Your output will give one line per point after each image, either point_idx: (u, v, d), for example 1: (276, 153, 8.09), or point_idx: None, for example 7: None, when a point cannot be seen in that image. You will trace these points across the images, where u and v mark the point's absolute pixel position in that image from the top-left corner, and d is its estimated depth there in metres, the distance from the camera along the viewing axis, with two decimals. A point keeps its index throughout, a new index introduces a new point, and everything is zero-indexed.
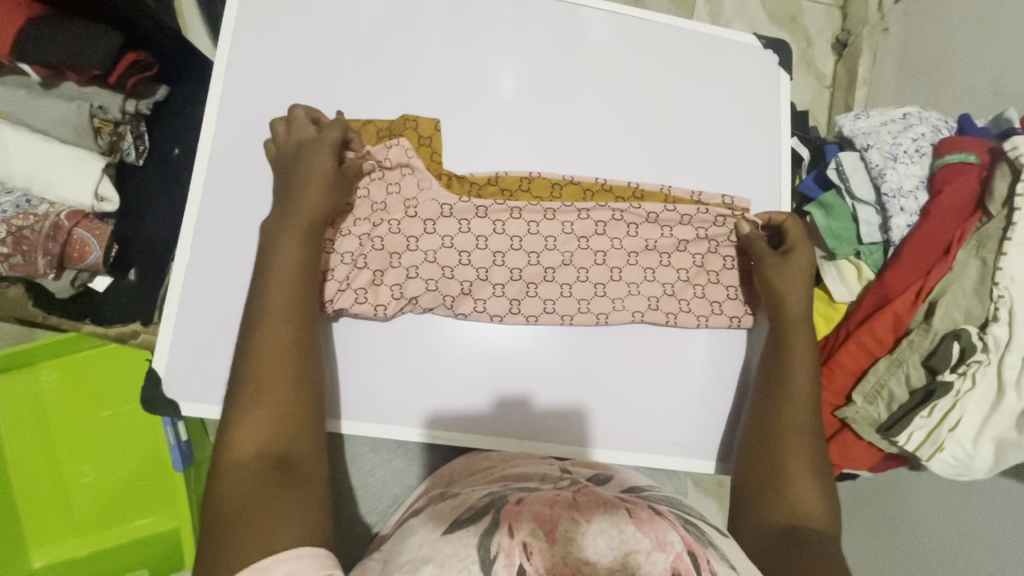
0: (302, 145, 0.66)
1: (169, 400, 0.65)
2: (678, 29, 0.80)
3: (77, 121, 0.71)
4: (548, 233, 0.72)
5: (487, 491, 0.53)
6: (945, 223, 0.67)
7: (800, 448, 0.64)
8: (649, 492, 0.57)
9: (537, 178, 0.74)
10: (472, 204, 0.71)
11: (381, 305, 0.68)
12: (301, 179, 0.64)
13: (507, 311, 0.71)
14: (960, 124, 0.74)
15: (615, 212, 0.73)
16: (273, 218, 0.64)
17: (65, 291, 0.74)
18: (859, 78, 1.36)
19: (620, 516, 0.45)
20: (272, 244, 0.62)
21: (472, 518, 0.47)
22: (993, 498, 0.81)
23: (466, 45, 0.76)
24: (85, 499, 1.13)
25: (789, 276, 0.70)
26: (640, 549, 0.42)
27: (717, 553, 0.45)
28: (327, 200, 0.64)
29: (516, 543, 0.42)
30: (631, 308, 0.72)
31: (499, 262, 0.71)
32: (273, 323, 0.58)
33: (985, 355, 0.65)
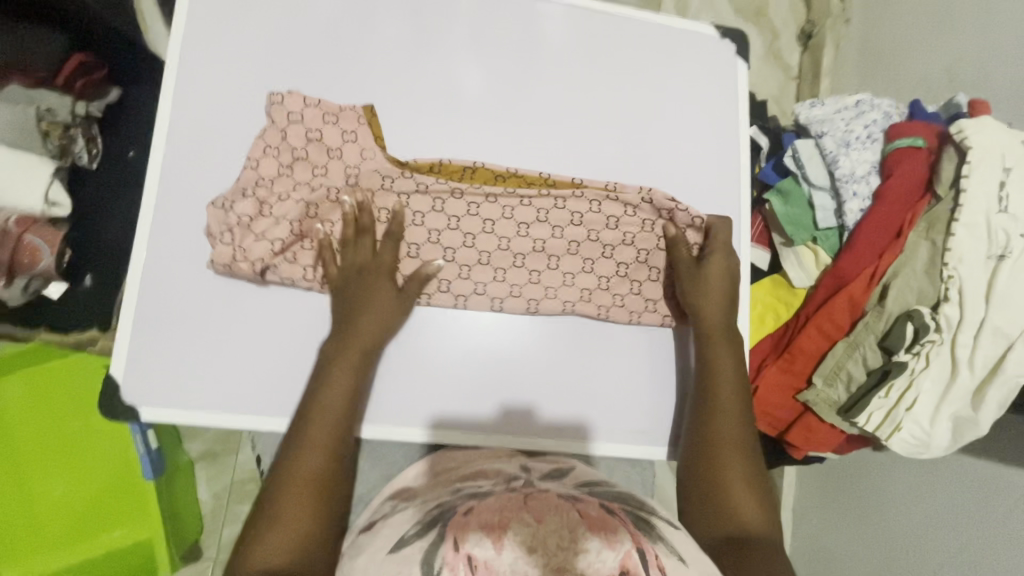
0: (362, 268, 0.68)
1: (127, 405, 0.64)
2: (639, 23, 0.81)
3: (24, 124, 0.68)
4: (487, 216, 0.71)
5: (438, 503, 0.53)
6: (897, 205, 0.68)
7: (734, 461, 0.65)
8: (602, 488, 0.56)
9: (481, 168, 0.73)
10: (412, 180, 0.70)
11: (309, 269, 0.68)
12: (356, 305, 0.67)
13: (434, 290, 0.70)
14: (910, 109, 0.76)
15: (555, 199, 0.72)
16: (329, 345, 0.66)
17: (16, 299, 0.70)
18: (824, 68, 1.38)
19: (571, 517, 0.45)
20: (329, 357, 0.65)
21: (418, 534, 0.47)
22: (954, 476, 0.83)
23: (424, 41, 0.76)
24: (55, 515, 1.09)
25: (702, 286, 0.71)
26: (590, 549, 0.42)
27: (666, 546, 0.46)
28: (384, 320, 0.67)
29: (461, 557, 0.43)
30: (563, 299, 0.72)
31: (433, 240, 0.70)
32: (314, 429, 0.61)
33: (939, 335, 0.66)
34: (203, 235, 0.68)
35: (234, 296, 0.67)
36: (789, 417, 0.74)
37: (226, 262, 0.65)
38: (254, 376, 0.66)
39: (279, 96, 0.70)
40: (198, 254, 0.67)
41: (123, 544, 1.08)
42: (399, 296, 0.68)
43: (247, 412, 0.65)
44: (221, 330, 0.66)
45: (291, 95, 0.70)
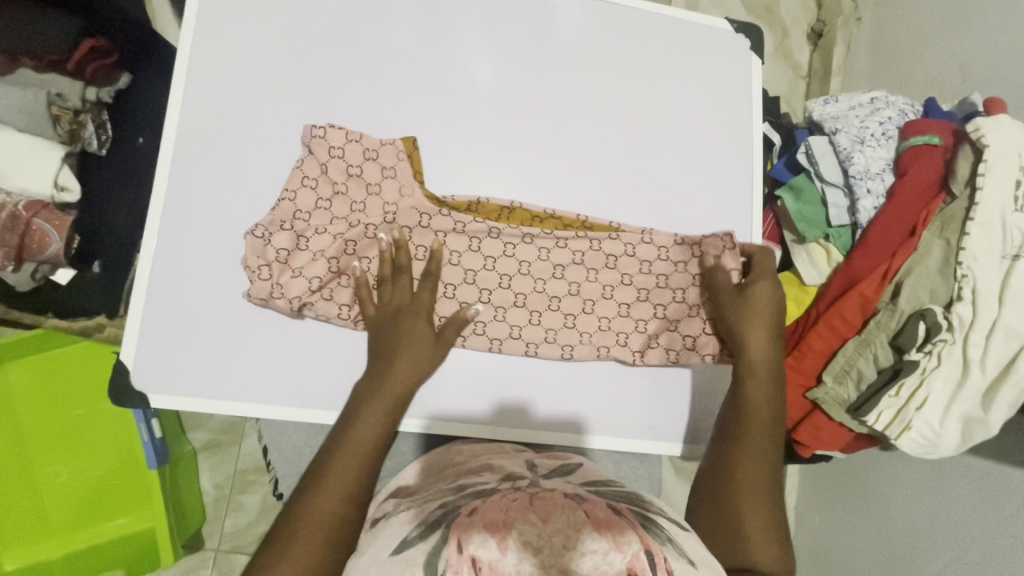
0: (399, 311, 0.66)
1: (137, 391, 0.64)
2: (652, 16, 0.80)
3: (35, 108, 0.68)
4: (523, 258, 0.71)
5: (441, 503, 0.52)
6: (911, 204, 0.68)
7: (759, 500, 0.60)
8: (608, 488, 0.54)
9: (518, 209, 0.73)
10: (451, 219, 0.70)
11: (345, 307, 0.67)
12: (389, 347, 0.65)
13: (470, 333, 0.70)
14: (925, 107, 0.75)
15: (591, 242, 0.72)
16: (363, 385, 0.64)
17: (25, 284, 0.71)
18: (834, 66, 1.37)
19: (577, 516, 0.44)
20: (361, 401, 0.62)
21: (421, 535, 0.47)
22: (959, 478, 0.83)
23: (436, 32, 0.75)
24: (60, 498, 1.11)
25: (753, 319, 0.67)
26: (597, 550, 0.41)
27: (675, 548, 0.45)
28: (419, 366, 0.64)
29: (464, 559, 0.42)
30: (598, 344, 0.72)
31: (469, 281, 0.70)
32: (337, 466, 0.56)
33: (951, 335, 0.66)
34: (214, 222, 0.68)
35: (243, 283, 0.67)
36: (797, 415, 0.74)
37: (262, 296, 0.65)
38: (263, 363, 0.66)
39: (317, 128, 0.68)
40: (209, 241, 0.67)
41: (126, 530, 1.10)
42: (436, 339, 0.66)
43: (255, 400, 0.65)
44: (230, 317, 0.66)
45: (331, 129, 0.68)
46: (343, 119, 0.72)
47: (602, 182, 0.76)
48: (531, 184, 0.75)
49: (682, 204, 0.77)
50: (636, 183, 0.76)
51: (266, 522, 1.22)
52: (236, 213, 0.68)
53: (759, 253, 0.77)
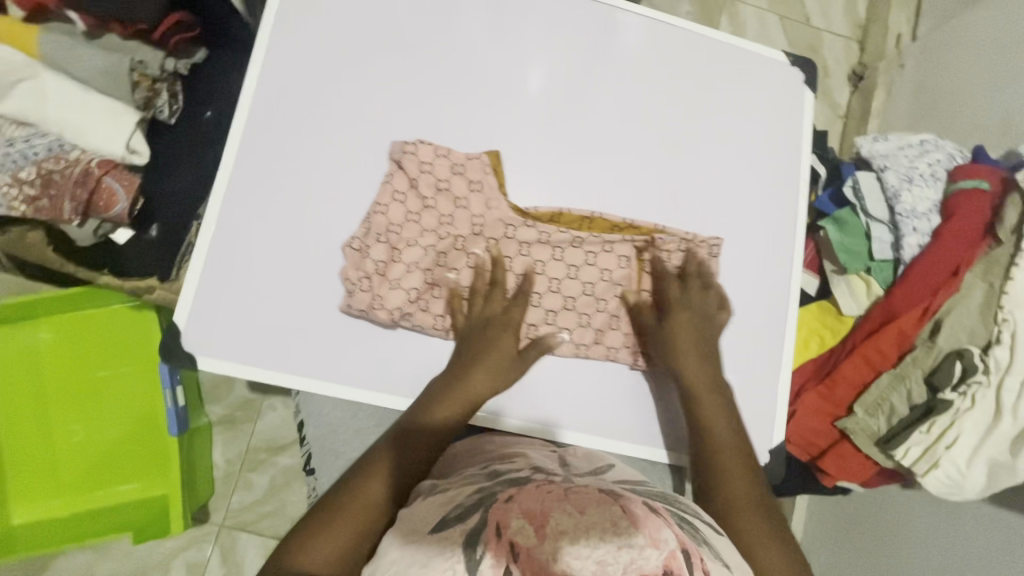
0: (489, 321, 0.68)
1: (186, 352, 0.65)
2: (712, 40, 0.82)
3: (117, 71, 0.72)
4: (605, 266, 0.72)
5: (477, 487, 0.51)
6: (957, 246, 0.69)
7: (751, 520, 0.59)
8: (644, 488, 0.54)
9: (598, 219, 0.74)
10: (535, 229, 0.72)
11: (439, 318, 0.69)
12: (478, 351, 0.67)
13: (558, 340, 0.70)
14: (973, 154, 0.77)
15: (660, 253, 0.73)
16: (437, 382, 0.67)
17: (86, 239, 0.74)
18: (873, 109, 1.39)
19: (614, 512, 0.42)
20: (435, 399, 0.64)
21: (460, 517, 0.46)
22: (974, 524, 0.82)
23: (502, 36, 0.78)
24: (74, 458, 1.12)
25: (682, 348, 0.69)
26: (633, 544, 0.39)
27: (711, 551, 0.45)
28: (493, 379, 0.66)
29: (503, 544, 0.41)
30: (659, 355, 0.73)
31: (553, 289, 0.71)
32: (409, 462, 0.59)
33: (986, 377, 0.67)
34: (276, 196, 0.69)
35: (297, 257, 0.69)
36: (823, 443, 0.75)
37: (363, 307, 0.67)
38: (309, 337, 0.67)
39: (407, 146, 0.71)
40: (270, 213, 0.69)
41: (136, 497, 1.11)
42: (519, 355, 0.68)
43: (300, 371, 0.67)
44: (282, 288, 0.68)
45: (416, 144, 0.71)
46: (407, 110, 0.74)
47: (650, 193, 0.77)
48: (580, 189, 0.76)
49: (727, 222, 0.77)
50: (682, 196, 0.77)
51: (272, 502, 1.22)
52: (297, 188, 0.70)
53: (798, 278, 0.78)
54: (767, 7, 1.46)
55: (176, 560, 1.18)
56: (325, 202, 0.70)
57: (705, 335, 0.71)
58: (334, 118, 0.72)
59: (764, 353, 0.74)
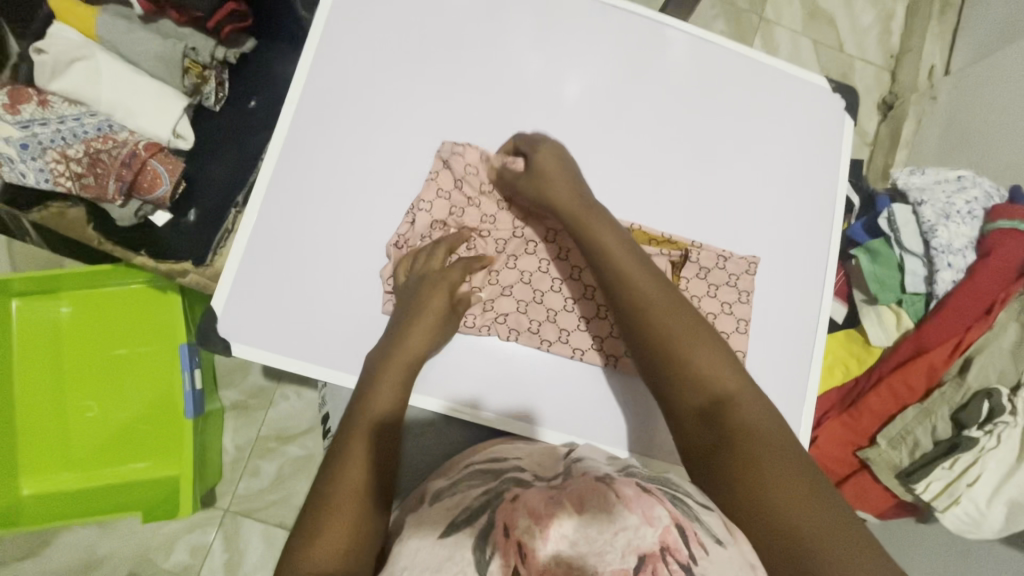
0: (423, 279, 0.66)
1: (219, 337, 0.65)
2: (756, 62, 0.83)
3: (169, 56, 0.74)
4: None
5: (483, 489, 0.50)
6: (993, 283, 0.70)
7: (740, 407, 0.54)
8: (638, 469, 0.52)
9: (638, 231, 0.74)
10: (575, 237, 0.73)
11: (473, 316, 0.69)
12: (412, 307, 0.65)
13: (589, 347, 0.71)
14: (1011, 194, 0.77)
15: (700, 268, 0.74)
16: (375, 353, 0.64)
17: (127, 220, 0.74)
18: (902, 139, 1.39)
19: (607, 498, 0.43)
20: (377, 363, 0.62)
21: (466, 519, 0.46)
22: (989, 565, 0.82)
23: (549, 45, 0.79)
24: (87, 433, 1.13)
25: (572, 203, 0.66)
26: (627, 527, 0.40)
27: (705, 527, 0.43)
28: (432, 335, 0.64)
29: (512, 542, 0.42)
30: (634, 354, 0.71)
31: (588, 295, 0.71)
32: (363, 422, 0.57)
33: (1013, 418, 0.67)
34: (316, 189, 0.70)
35: (335, 250, 0.69)
36: (842, 471, 0.75)
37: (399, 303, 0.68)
38: (341, 331, 0.68)
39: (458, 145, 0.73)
40: (310, 206, 0.69)
41: (147, 476, 1.12)
42: (450, 313, 0.66)
43: (331, 364, 0.67)
44: (318, 281, 0.68)
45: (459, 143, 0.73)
46: (451, 112, 0.75)
47: (683, 210, 0.77)
48: (614, 201, 0.76)
49: (759, 245, 0.77)
50: (716, 215, 0.77)
51: (278, 491, 1.23)
52: (339, 183, 0.71)
53: (828, 307, 0.78)
54: (802, 30, 1.47)
55: (180, 542, 1.19)
56: (364, 199, 0.71)
57: (575, 184, 0.68)
58: (379, 116, 0.73)
59: (790, 379, 0.74)
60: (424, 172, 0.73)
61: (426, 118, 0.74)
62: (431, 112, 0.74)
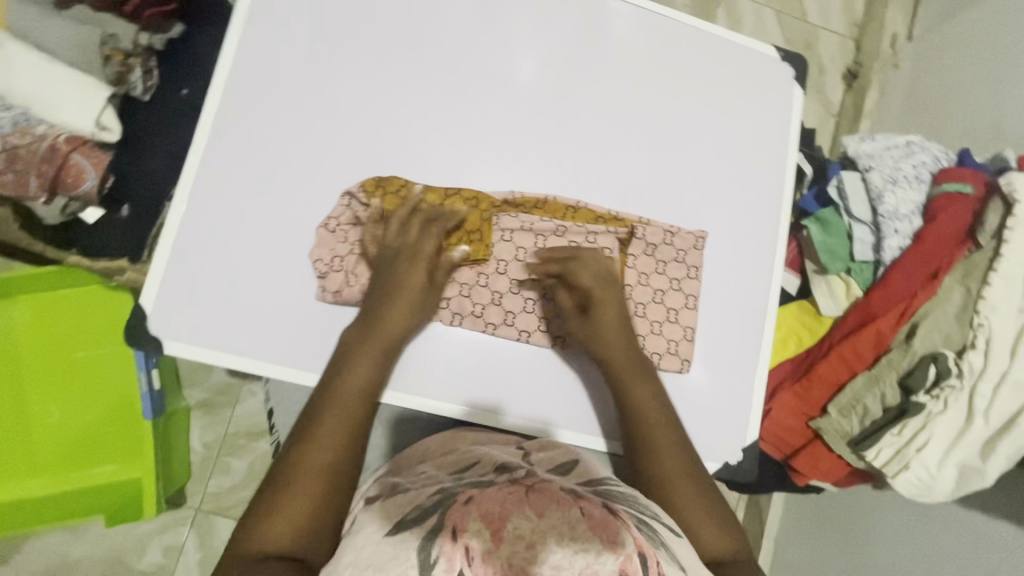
0: (393, 255, 0.66)
1: (152, 336, 0.63)
2: (703, 33, 0.81)
3: (88, 44, 0.71)
4: (587, 257, 0.71)
5: (438, 488, 0.46)
6: (938, 249, 0.69)
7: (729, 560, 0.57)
8: (605, 486, 0.51)
9: (583, 208, 0.73)
10: (518, 220, 0.70)
11: None
12: (387, 288, 0.65)
13: (535, 329, 0.69)
14: (959, 157, 0.76)
15: (647, 245, 0.72)
16: (352, 331, 0.64)
17: (54, 218, 0.72)
18: (865, 109, 1.38)
19: (572, 511, 0.40)
20: (354, 345, 0.62)
21: (417, 519, 0.42)
22: (945, 526, 0.83)
23: (488, 20, 0.76)
24: (48, 438, 1.10)
25: (603, 327, 0.67)
26: (589, 549, 0.37)
27: (668, 554, 0.42)
28: (414, 311, 0.64)
29: (459, 547, 0.38)
30: None
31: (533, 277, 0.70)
32: (337, 400, 0.59)
33: (960, 381, 0.66)
34: (248, 180, 0.68)
35: (270, 241, 0.67)
36: (797, 442, 0.76)
37: (336, 290, 0.67)
38: (280, 324, 0.66)
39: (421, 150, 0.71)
40: (243, 197, 0.67)
41: (107, 480, 1.08)
42: (429, 283, 0.66)
43: (271, 359, 0.65)
44: (253, 274, 0.66)
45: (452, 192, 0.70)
46: (387, 95, 0.72)
47: (632, 188, 0.75)
48: (561, 180, 0.74)
49: (709, 220, 0.76)
50: (665, 192, 0.76)
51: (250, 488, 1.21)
52: (270, 172, 0.68)
53: (779, 277, 0.77)
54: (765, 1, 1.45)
55: (152, 543, 1.17)
56: (299, 188, 0.69)
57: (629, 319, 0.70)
58: (310, 100, 0.70)
59: (741, 354, 0.74)
60: (361, 157, 0.70)
61: (363, 100, 0.71)
62: (367, 94, 0.72)
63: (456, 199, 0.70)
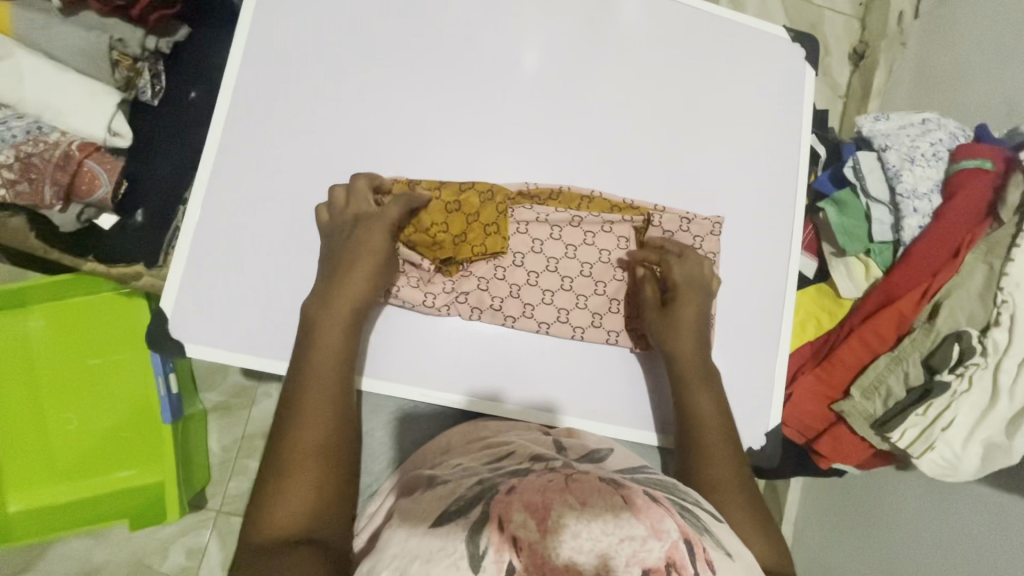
0: (357, 222, 0.64)
1: (174, 339, 0.64)
2: (712, 16, 0.80)
3: (96, 51, 0.70)
4: (603, 246, 0.71)
5: (478, 478, 0.46)
6: (959, 225, 0.68)
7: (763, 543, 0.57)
8: (643, 475, 0.51)
9: (598, 198, 0.72)
10: (534, 212, 0.70)
11: (430, 295, 0.68)
12: (347, 256, 0.63)
13: (554, 320, 0.69)
14: (976, 133, 0.76)
15: (663, 232, 0.72)
16: (314, 305, 0.62)
17: (69, 225, 0.72)
18: (873, 89, 1.37)
19: (614, 500, 0.39)
20: (317, 317, 0.61)
21: (461, 510, 0.42)
22: (969, 505, 0.83)
23: (495, 11, 0.75)
24: (69, 444, 1.11)
25: (682, 330, 0.67)
26: (635, 537, 0.37)
27: (713, 540, 0.42)
28: (372, 279, 0.63)
29: (506, 538, 0.38)
30: (607, 327, 0.71)
31: (551, 268, 0.70)
32: (316, 377, 0.57)
33: (984, 359, 0.66)
34: (261, 180, 0.67)
35: (287, 241, 0.67)
36: (820, 426, 0.75)
37: None
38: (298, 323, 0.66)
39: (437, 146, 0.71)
40: (257, 197, 0.67)
41: (130, 483, 1.10)
42: (389, 251, 0.65)
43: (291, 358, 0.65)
44: (270, 274, 0.66)
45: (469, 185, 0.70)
46: (396, 90, 0.72)
47: (645, 175, 0.75)
48: (573, 170, 0.74)
49: (724, 205, 0.76)
50: (679, 179, 0.75)
51: None
52: (283, 172, 0.68)
53: (797, 260, 0.77)
54: None
55: (174, 545, 1.18)
56: (313, 186, 0.68)
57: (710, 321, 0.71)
58: (320, 98, 0.70)
59: (760, 339, 0.74)
60: (373, 154, 0.70)
61: (373, 96, 0.71)
62: (376, 90, 0.71)
63: (468, 192, 0.69)
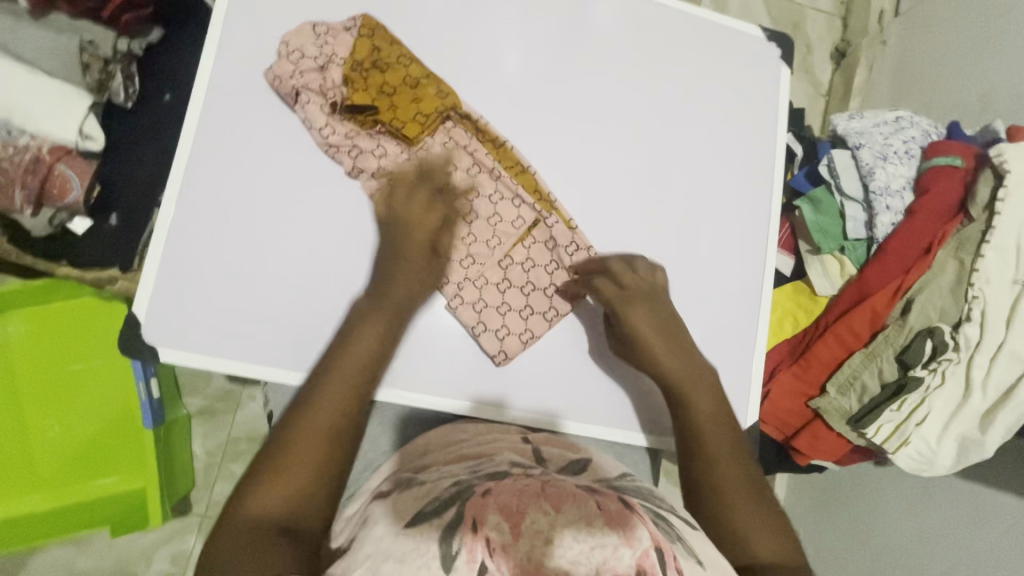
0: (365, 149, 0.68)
1: (146, 344, 0.63)
2: (688, 17, 0.80)
3: (66, 52, 0.70)
4: (500, 211, 0.71)
5: (453, 481, 0.46)
6: (929, 222, 0.69)
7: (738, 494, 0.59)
8: (623, 483, 0.51)
9: (528, 172, 0.72)
10: (467, 149, 0.72)
11: (326, 126, 0.68)
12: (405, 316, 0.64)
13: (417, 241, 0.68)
14: (949, 130, 0.76)
15: (551, 238, 0.72)
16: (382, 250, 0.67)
17: (41, 230, 0.71)
18: (855, 87, 1.38)
19: (588, 505, 0.40)
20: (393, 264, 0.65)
21: (436, 511, 0.42)
22: (947, 498, 0.84)
23: (471, 12, 0.75)
24: (50, 453, 1.09)
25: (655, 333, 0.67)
26: (606, 544, 0.37)
27: (684, 549, 0.42)
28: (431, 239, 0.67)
29: (479, 539, 0.37)
30: (450, 267, 0.68)
31: (446, 192, 0.71)
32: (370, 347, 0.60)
33: (956, 354, 0.68)
34: (236, 182, 0.67)
35: (261, 245, 0.67)
36: (798, 423, 0.75)
37: (280, 75, 0.68)
38: (274, 325, 0.66)
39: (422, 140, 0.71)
40: (232, 199, 0.67)
41: (109, 491, 1.09)
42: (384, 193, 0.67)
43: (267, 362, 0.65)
44: (243, 279, 0.66)
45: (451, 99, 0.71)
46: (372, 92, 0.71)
47: (622, 175, 0.75)
48: (547, 168, 0.74)
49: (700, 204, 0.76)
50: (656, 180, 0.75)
51: None
52: (258, 176, 0.68)
53: (772, 259, 0.78)
54: None
55: (159, 553, 1.17)
56: (290, 191, 0.68)
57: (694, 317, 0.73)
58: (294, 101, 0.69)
59: (738, 337, 0.74)
60: None
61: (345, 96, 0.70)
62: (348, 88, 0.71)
63: (428, 82, 0.72)
